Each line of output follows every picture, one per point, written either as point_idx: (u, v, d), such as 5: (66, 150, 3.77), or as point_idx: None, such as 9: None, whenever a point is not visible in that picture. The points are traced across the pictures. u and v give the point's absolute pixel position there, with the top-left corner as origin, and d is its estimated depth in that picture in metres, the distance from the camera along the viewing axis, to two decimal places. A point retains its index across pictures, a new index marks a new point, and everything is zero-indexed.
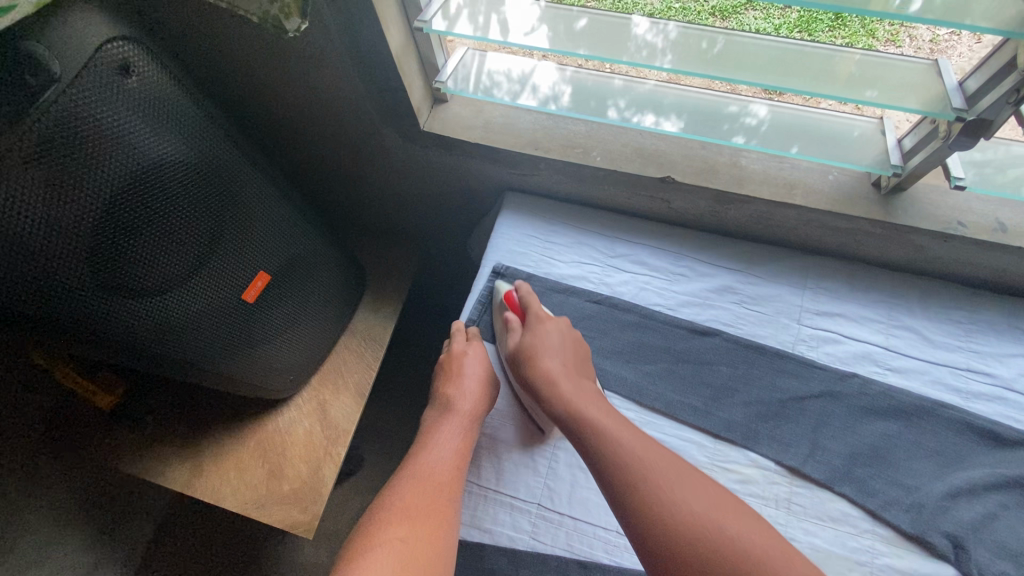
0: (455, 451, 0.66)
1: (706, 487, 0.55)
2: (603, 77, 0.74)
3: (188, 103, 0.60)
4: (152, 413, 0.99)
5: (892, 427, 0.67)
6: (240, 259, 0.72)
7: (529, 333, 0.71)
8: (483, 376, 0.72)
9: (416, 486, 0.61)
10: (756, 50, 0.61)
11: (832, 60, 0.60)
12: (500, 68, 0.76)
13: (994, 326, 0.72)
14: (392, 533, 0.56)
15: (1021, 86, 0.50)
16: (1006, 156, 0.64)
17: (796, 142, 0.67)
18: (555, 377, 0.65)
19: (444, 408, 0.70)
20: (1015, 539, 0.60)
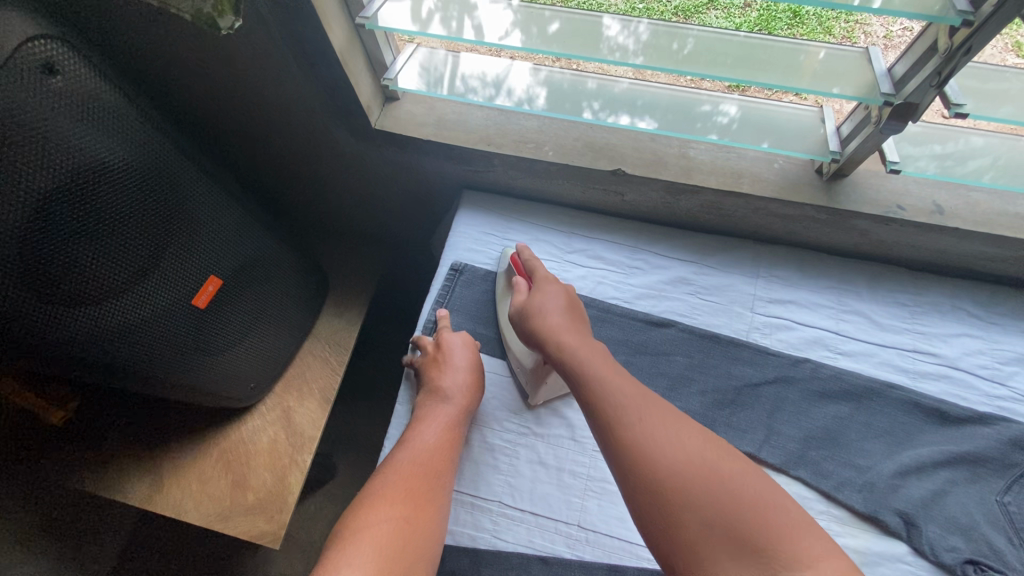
0: (446, 437, 0.63)
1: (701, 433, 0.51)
2: (579, 75, 0.74)
3: (122, 103, 0.58)
4: (109, 429, 0.96)
5: (843, 409, 0.69)
6: (188, 264, 0.70)
7: (536, 289, 0.68)
8: (469, 365, 0.70)
9: (407, 468, 0.58)
10: (721, 49, 0.61)
11: (796, 56, 0.61)
12: (474, 70, 0.75)
13: (939, 308, 0.74)
14: (384, 512, 0.53)
15: (942, 69, 0.51)
16: (964, 148, 0.66)
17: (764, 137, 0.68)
18: (558, 330, 0.62)
19: (434, 395, 0.67)
20: (964, 514, 0.62)
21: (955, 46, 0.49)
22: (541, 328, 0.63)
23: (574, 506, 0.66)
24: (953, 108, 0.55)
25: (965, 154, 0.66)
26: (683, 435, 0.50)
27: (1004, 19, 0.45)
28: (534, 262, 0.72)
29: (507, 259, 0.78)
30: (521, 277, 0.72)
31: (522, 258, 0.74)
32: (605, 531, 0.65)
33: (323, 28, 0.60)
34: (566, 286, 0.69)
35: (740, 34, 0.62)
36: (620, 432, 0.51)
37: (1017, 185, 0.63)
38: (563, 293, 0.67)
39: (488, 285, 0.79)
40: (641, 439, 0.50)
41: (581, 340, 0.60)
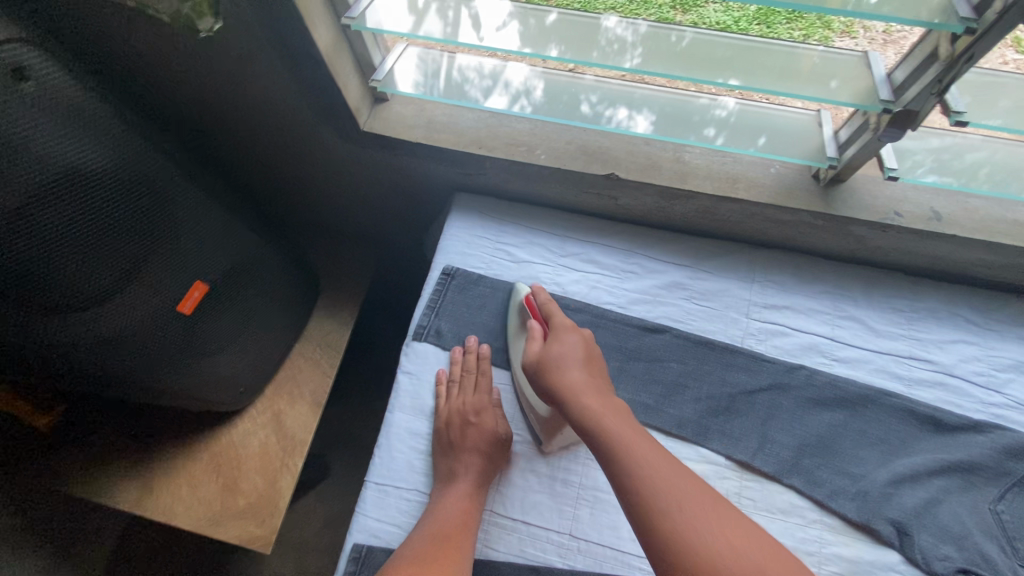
0: (462, 511, 0.61)
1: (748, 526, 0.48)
2: (574, 75, 0.72)
3: (99, 105, 0.56)
4: (98, 433, 0.95)
5: (838, 417, 0.68)
6: (173, 270, 0.68)
7: (553, 339, 0.65)
8: (486, 450, 0.65)
9: (422, 542, 0.57)
10: (719, 49, 0.60)
11: (795, 60, 0.59)
12: (471, 62, 0.74)
13: (935, 313, 0.73)
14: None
15: (942, 78, 0.50)
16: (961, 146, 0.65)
17: (762, 138, 0.67)
18: (579, 389, 0.59)
19: (446, 479, 0.64)
20: (957, 523, 0.62)
21: (956, 53, 0.48)
22: (558, 384, 0.60)
23: (566, 514, 0.65)
24: (953, 115, 0.54)
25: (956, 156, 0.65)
26: (729, 527, 0.47)
27: (1006, 29, 0.44)
28: (551, 309, 0.69)
29: (520, 296, 0.74)
30: (535, 320, 0.69)
31: (537, 301, 0.71)
32: (597, 540, 0.64)
33: (307, 26, 0.58)
34: (583, 334, 0.66)
35: (738, 34, 0.60)
36: (649, 511, 0.49)
37: (1008, 189, 0.62)
38: (581, 344, 0.65)
39: (480, 290, 0.77)
40: (685, 531, 0.47)
41: (604, 403, 0.58)
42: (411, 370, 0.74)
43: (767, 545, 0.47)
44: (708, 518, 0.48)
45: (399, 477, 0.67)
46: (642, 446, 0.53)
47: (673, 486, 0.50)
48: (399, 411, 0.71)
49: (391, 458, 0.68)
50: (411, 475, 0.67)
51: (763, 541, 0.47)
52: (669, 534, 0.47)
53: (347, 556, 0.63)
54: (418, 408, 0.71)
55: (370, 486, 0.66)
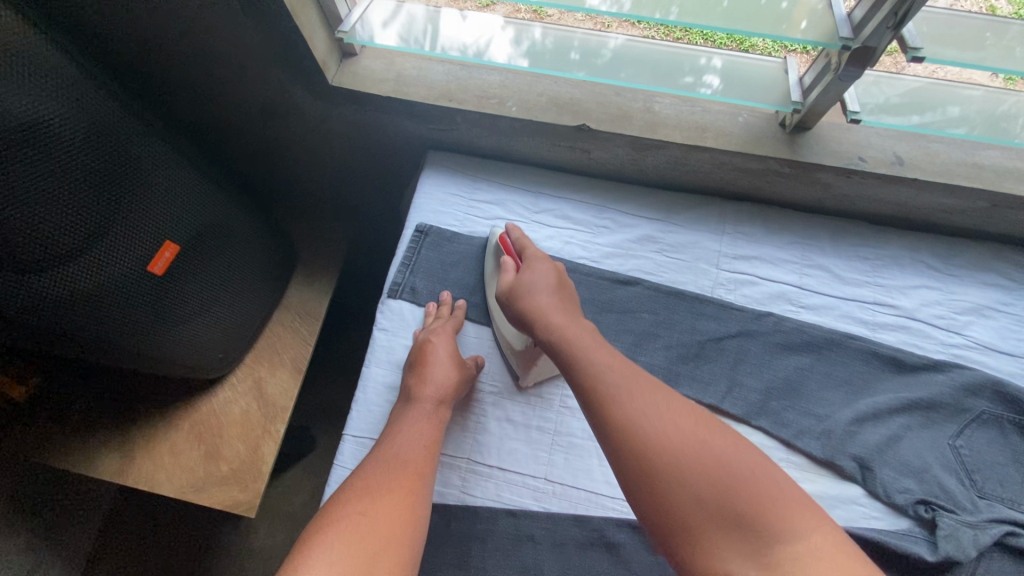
0: (424, 434, 0.61)
1: (699, 415, 0.49)
2: (564, 29, 0.72)
3: (50, 53, 0.54)
4: (77, 406, 0.95)
5: (804, 360, 0.70)
6: (142, 229, 0.67)
7: (523, 270, 0.66)
8: (450, 360, 0.66)
9: (380, 464, 0.56)
10: (707, 12, 0.59)
11: (783, 14, 0.59)
12: (454, 38, 0.72)
13: (899, 260, 0.75)
14: (354, 506, 0.52)
15: (897, 9, 0.50)
16: (942, 118, 0.66)
17: (745, 92, 0.67)
18: (548, 310, 0.60)
19: (408, 397, 0.64)
20: (916, 457, 0.64)
21: None
22: (529, 310, 0.61)
23: (541, 460, 0.67)
24: (910, 52, 0.54)
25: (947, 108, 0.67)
26: (676, 410, 0.49)
27: None
28: (525, 244, 0.70)
29: (494, 238, 0.75)
30: (509, 256, 0.70)
31: (511, 238, 0.72)
32: (571, 483, 0.66)
33: None
34: (556, 265, 0.67)
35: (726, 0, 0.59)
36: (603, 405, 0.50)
37: (995, 137, 0.64)
38: (554, 272, 0.65)
39: (454, 247, 0.78)
40: (636, 420, 0.48)
41: (569, 319, 0.59)
42: (386, 327, 0.74)
43: (746, 451, 0.46)
44: (662, 410, 0.49)
45: (376, 429, 0.68)
46: (601, 351, 0.54)
47: (647, 400, 0.49)
48: (374, 366, 0.71)
49: (368, 411, 0.69)
50: None
51: (710, 423, 0.48)
52: (625, 421, 0.48)
53: None
54: (392, 363, 0.71)
55: (349, 439, 0.67)
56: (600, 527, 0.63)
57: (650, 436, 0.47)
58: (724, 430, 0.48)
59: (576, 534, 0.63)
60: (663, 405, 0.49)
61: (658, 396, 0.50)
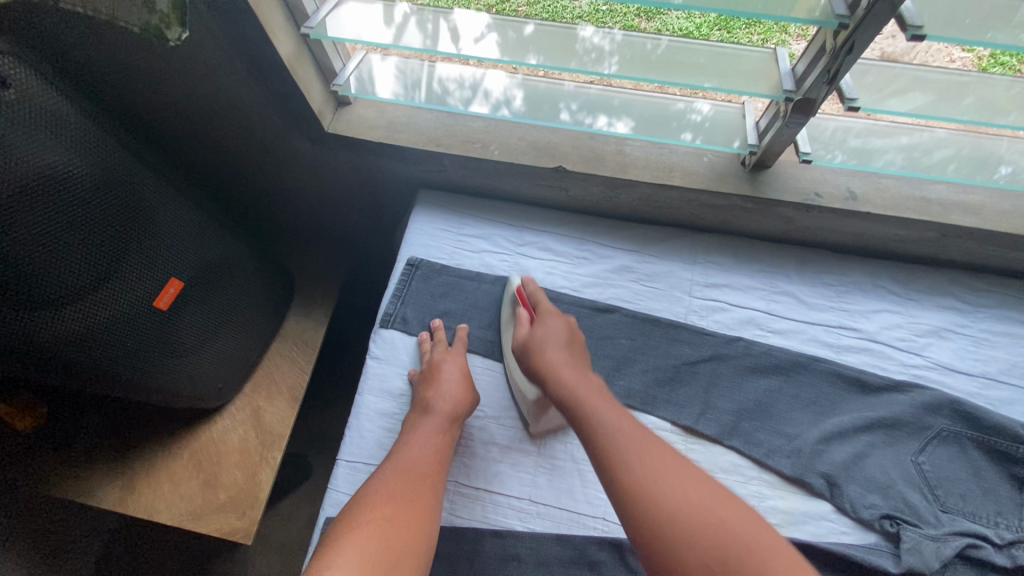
0: (435, 448, 0.64)
1: (709, 485, 0.53)
2: (553, 83, 0.78)
3: (74, 112, 0.60)
4: (77, 436, 0.98)
5: (773, 383, 0.74)
6: (149, 267, 0.72)
7: (537, 325, 0.71)
8: (459, 378, 0.71)
9: (398, 474, 0.60)
10: (692, 55, 0.66)
11: (751, 60, 0.66)
12: (452, 74, 0.79)
13: (862, 286, 0.80)
14: (375, 513, 0.55)
15: (830, 66, 0.56)
16: (926, 144, 0.73)
17: (736, 137, 0.73)
18: (557, 365, 0.66)
19: (421, 409, 0.68)
20: (881, 473, 0.68)
21: (840, 45, 0.54)
22: (540, 367, 0.67)
23: (525, 481, 0.70)
24: (847, 102, 0.61)
25: (926, 147, 0.72)
26: (693, 486, 0.53)
27: (878, 19, 0.50)
28: (539, 297, 0.75)
29: (511, 290, 0.79)
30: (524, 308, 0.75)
31: (527, 291, 0.76)
32: (555, 503, 0.69)
33: (269, 37, 0.63)
34: (567, 318, 0.73)
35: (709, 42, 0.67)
36: (613, 475, 0.55)
37: (975, 175, 0.70)
38: (565, 327, 0.71)
39: (443, 278, 0.82)
40: (637, 473, 0.54)
41: (578, 377, 0.65)
42: (379, 356, 0.78)
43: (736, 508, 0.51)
44: (670, 476, 0.54)
45: (368, 454, 0.71)
46: (611, 414, 0.60)
47: (645, 463, 0.55)
48: (368, 394, 0.75)
49: (361, 436, 0.72)
50: (379, 452, 0.71)
51: (714, 492, 0.52)
52: (633, 494, 0.53)
53: (320, 529, 0.67)
54: (384, 390, 0.75)
55: (342, 464, 0.71)
56: (582, 545, 0.66)
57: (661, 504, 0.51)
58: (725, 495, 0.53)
59: (559, 553, 0.66)
60: (663, 464, 0.55)
61: (663, 460, 0.55)
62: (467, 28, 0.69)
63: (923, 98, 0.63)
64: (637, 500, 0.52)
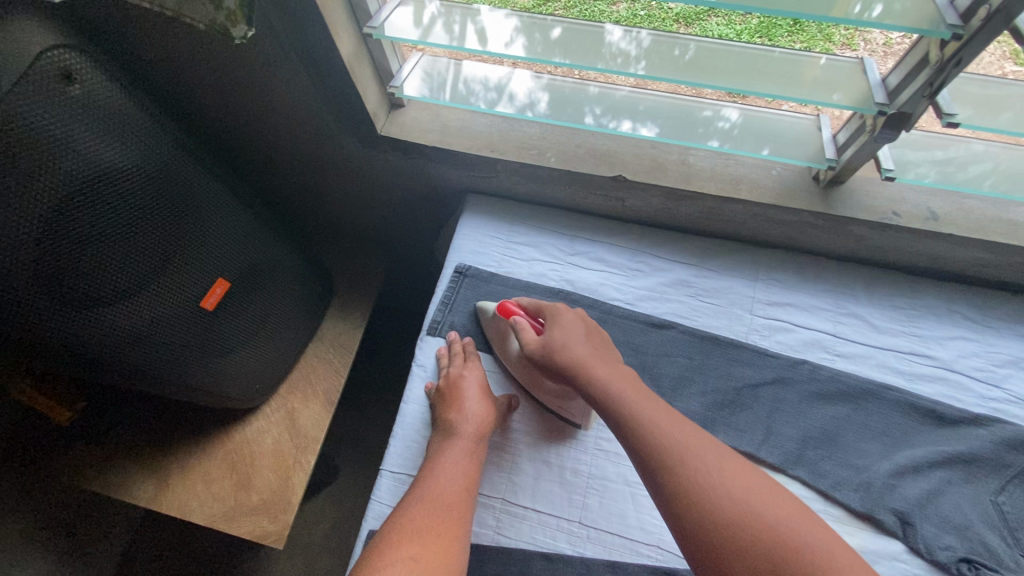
0: (461, 471, 0.62)
1: (752, 476, 0.52)
2: (579, 84, 0.75)
3: (136, 109, 0.59)
4: (116, 429, 0.98)
5: (841, 410, 0.70)
6: (199, 267, 0.71)
7: (550, 326, 0.68)
8: (479, 396, 0.69)
9: (425, 505, 0.58)
10: (727, 60, 0.63)
11: (796, 66, 0.62)
12: (476, 74, 0.77)
13: (936, 311, 0.75)
14: (401, 553, 0.53)
15: (933, 79, 0.52)
16: (966, 155, 0.68)
17: (767, 144, 0.69)
18: (588, 362, 0.63)
19: (445, 431, 0.66)
20: (958, 514, 0.63)
21: (946, 57, 0.50)
22: (569, 363, 0.64)
23: (575, 503, 0.67)
24: (945, 117, 0.56)
25: (966, 159, 0.67)
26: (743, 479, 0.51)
27: (992, 32, 0.47)
28: (540, 305, 0.72)
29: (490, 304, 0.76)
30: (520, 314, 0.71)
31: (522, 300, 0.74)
32: (606, 528, 0.66)
33: (331, 35, 0.62)
34: (574, 313, 0.71)
35: (775, 49, 0.62)
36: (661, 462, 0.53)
37: (1015, 192, 0.64)
38: (581, 321, 0.69)
39: (491, 286, 0.80)
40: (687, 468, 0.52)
41: (609, 370, 0.62)
42: (425, 364, 0.76)
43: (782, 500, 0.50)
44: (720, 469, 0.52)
45: (412, 465, 0.69)
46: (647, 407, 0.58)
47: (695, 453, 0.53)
48: (412, 403, 0.73)
49: (406, 447, 0.70)
50: None
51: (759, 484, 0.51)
52: (687, 489, 0.51)
53: (363, 543, 0.65)
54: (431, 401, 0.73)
55: (385, 475, 0.69)
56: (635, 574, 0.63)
57: (700, 482, 0.51)
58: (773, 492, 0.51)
59: None
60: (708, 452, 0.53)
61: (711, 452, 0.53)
62: (492, 30, 0.66)
63: (962, 115, 0.58)
64: (694, 504, 0.50)
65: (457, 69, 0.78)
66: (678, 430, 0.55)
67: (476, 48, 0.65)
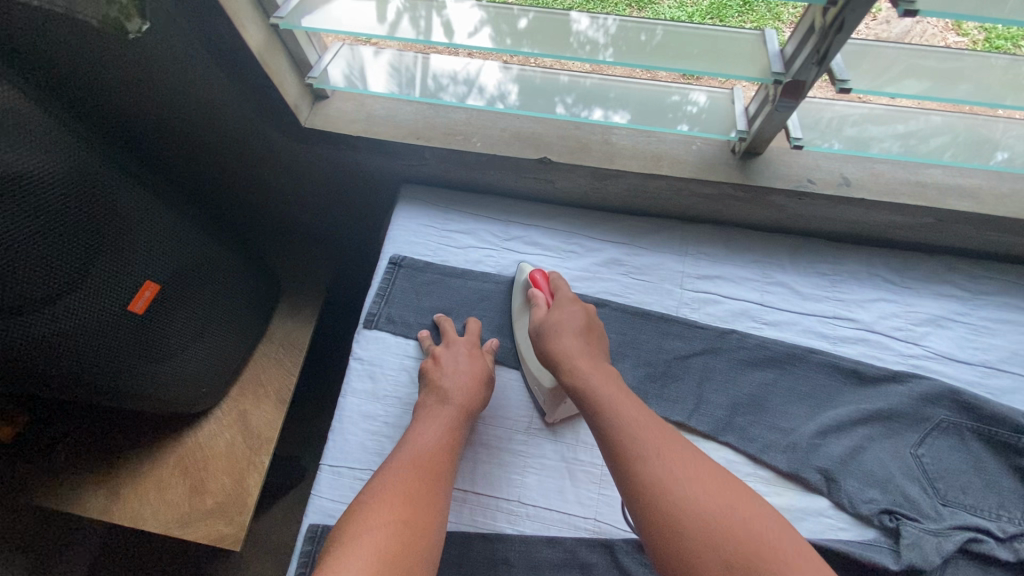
0: (444, 437, 0.62)
1: (719, 477, 0.51)
2: (548, 72, 0.75)
3: (37, 109, 0.57)
4: (63, 444, 0.96)
5: (768, 375, 0.72)
6: (126, 269, 0.69)
7: (554, 308, 0.69)
8: (471, 370, 0.69)
9: (403, 472, 0.57)
10: (693, 39, 0.63)
11: (713, 41, 0.63)
12: (444, 70, 0.76)
13: (857, 275, 0.78)
14: (375, 520, 0.51)
15: (820, 47, 0.54)
16: (925, 126, 0.70)
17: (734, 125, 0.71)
18: (572, 353, 0.63)
19: (436, 398, 0.65)
20: (880, 467, 0.66)
21: (830, 23, 0.52)
22: (554, 354, 0.64)
23: (514, 483, 0.68)
24: (839, 83, 0.59)
25: (926, 131, 0.70)
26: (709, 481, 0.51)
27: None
28: (560, 286, 0.73)
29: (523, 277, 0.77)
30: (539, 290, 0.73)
31: (545, 275, 0.75)
32: (544, 505, 0.67)
33: (237, 26, 0.61)
34: (584, 305, 0.70)
35: (706, 26, 0.64)
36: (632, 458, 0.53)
37: (973, 160, 0.68)
38: (583, 314, 0.68)
39: (428, 275, 0.80)
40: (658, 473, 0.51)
41: (593, 364, 0.62)
42: (363, 356, 0.75)
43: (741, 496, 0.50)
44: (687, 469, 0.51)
45: (351, 457, 0.69)
46: (626, 407, 0.57)
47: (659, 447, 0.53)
48: (351, 396, 0.72)
49: (345, 440, 0.70)
50: (364, 456, 0.69)
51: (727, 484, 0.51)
52: (657, 498, 0.50)
53: (304, 537, 0.65)
54: (369, 393, 0.72)
55: (326, 468, 0.69)
56: (573, 548, 0.64)
57: (669, 489, 0.50)
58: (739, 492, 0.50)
59: (549, 556, 0.64)
60: (686, 465, 0.52)
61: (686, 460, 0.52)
62: (459, 22, 0.66)
63: (917, 88, 0.61)
64: (660, 496, 0.50)
65: (424, 64, 0.77)
66: (651, 437, 0.54)
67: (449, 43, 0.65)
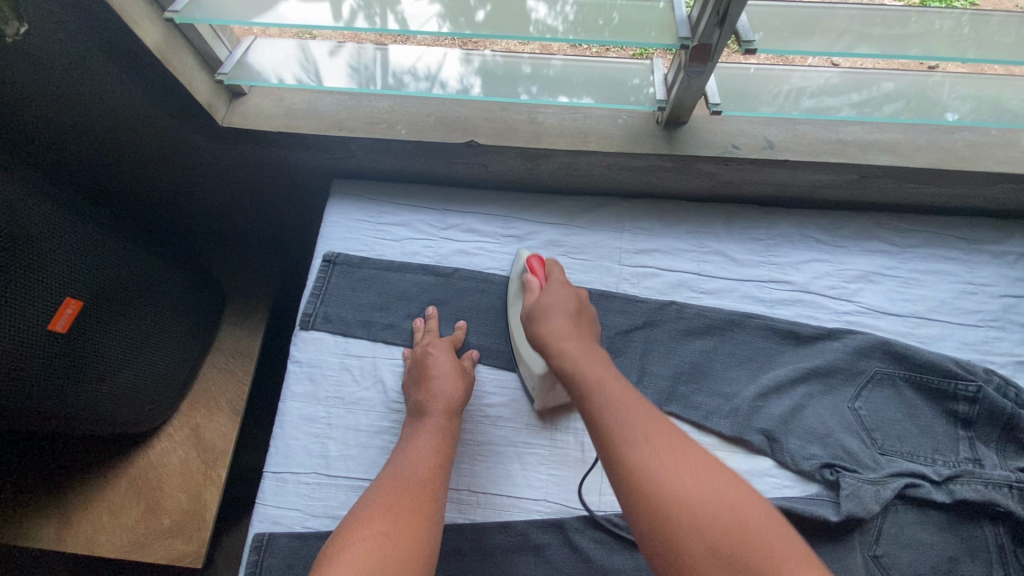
0: (434, 450, 0.60)
1: (716, 468, 0.50)
2: (511, 56, 0.74)
3: None
4: (7, 476, 0.92)
5: (708, 343, 0.73)
6: (41, 286, 0.64)
7: (547, 290, 0.67)
8: (452, 374, 0.67)
9: (394, 489, 0.56)
10: (645, 17, 0.64)
11: (642, 14, 0.64)
12: (405, 65, 0.74)
13: (790, 237, 0.79)
14: (370, 534, 0.51)
15: (719, 9, 0.55)
16: (881, 93, 0.71)
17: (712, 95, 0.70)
18: (560, 335, 0.61)
19: (418, 411, 0.64)
20: (821, 424, 0.67)
21: None
22: (542, 334, 0.62)
23: (463, 472, 0.67)
24: (744, 45, 0.59)
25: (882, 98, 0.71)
26: (701, 474, 0.49)
27: None
28: (556, 269, 0.71)
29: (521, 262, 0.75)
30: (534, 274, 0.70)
31: (539, 258, 0.72)
32: (494, 491, 0.67)
33: (130, 24, 0.59)
34: (578, 290, 0.67)
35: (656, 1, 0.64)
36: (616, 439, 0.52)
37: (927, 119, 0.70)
38: (573, 296, 0.66)
39: (364, 271, 0.78)
40: (643, 451, 0.50)
41: (582, 347, 0.61)
42: (301, 359, 0.73)
43: (731, 485, 0.49)
44: (675, 456, 0.50)
45: (295, 461, 0.67)
46: (612, 385, 0.56)
47: (642, 424, 0.53)
48: (291, 400, 0.71)
49: (287, 445, 0.68)
50: (308, 459, 0.68)
51: (715, 470, 0.50)
52: (645, 476, 0.49)
53: (250, 546, 0.63)
54: (310, 394, 0.71)
55: (269, 476, 0.67)
56: (524, 531, 0.64)
57: (666, 488, 0.48)
58: (735, 484, 0.49)
59: (501, 540, 0.64)
60: (679, 456, 0.50)
61: (672, 443, 0.52)
62: (416, 16, 0.64)
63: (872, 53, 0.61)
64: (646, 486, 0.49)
65: (384, 58, 0.75)
66: (641, 420, 0.53)
67: (401, 29, 0.63)
